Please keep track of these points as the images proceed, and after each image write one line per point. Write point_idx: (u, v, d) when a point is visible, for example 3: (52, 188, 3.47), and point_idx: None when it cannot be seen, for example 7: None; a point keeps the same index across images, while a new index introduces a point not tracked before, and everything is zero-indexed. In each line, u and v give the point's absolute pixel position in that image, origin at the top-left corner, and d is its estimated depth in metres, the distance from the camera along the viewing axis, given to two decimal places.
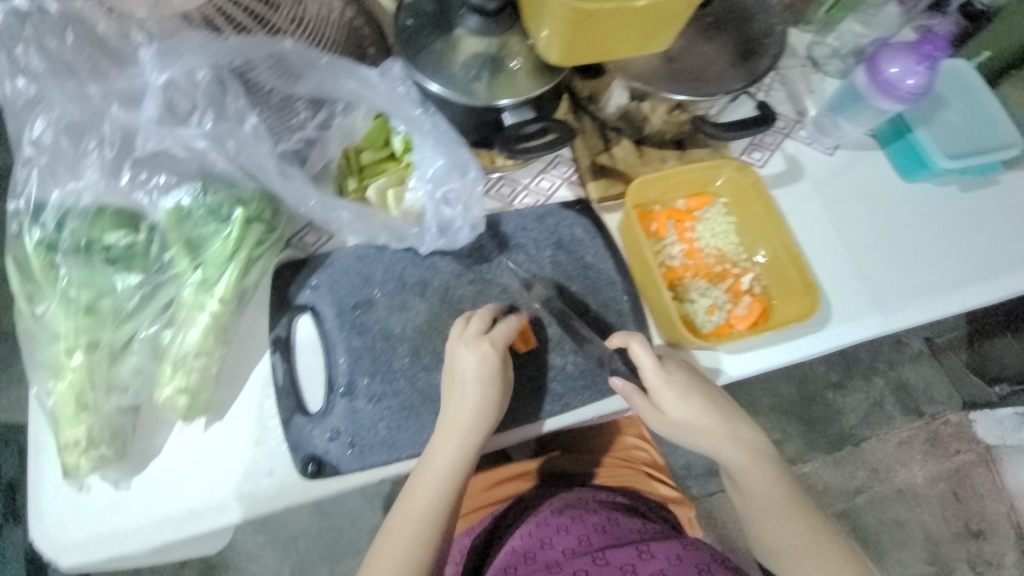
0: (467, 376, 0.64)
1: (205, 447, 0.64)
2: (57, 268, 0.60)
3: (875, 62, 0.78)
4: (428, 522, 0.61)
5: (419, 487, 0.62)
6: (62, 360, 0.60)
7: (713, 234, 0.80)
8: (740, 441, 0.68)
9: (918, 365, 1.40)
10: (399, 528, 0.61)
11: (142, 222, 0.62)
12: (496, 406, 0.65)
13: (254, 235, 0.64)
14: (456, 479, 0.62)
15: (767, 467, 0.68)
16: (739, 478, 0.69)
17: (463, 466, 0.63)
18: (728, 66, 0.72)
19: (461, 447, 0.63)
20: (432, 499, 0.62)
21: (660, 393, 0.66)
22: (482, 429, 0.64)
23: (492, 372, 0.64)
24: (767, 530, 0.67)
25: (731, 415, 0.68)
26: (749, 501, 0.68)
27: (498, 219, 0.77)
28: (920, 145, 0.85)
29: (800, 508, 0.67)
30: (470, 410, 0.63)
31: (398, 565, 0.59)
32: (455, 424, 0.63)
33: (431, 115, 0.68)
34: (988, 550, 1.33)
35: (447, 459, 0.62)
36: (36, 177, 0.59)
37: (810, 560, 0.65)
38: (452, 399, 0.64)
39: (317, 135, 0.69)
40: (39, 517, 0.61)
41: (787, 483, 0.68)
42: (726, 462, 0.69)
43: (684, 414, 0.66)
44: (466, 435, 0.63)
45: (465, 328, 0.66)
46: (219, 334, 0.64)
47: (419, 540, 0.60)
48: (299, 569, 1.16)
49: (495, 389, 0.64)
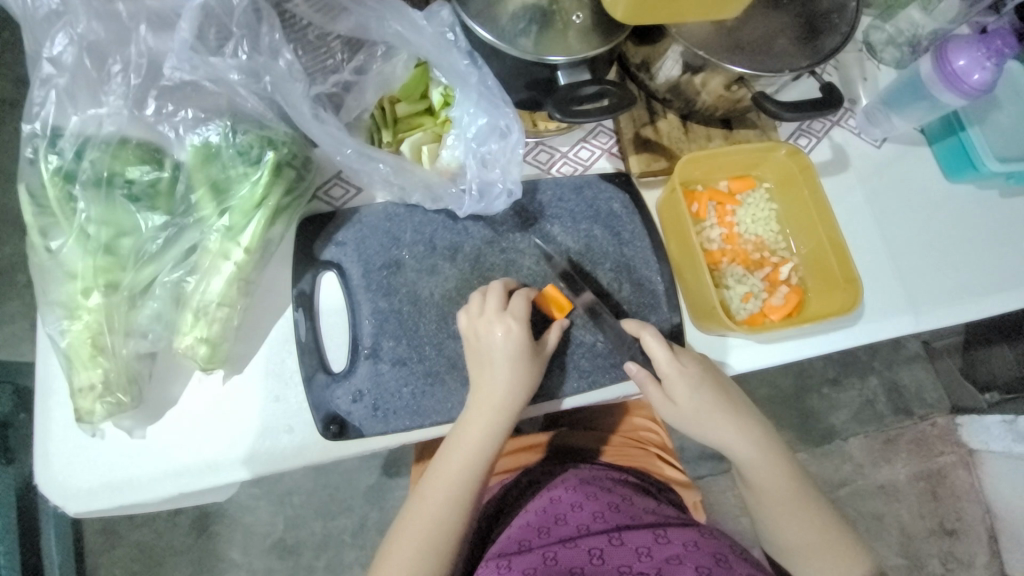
0: (494, 354, 0.62)
1: (223, 400, 0.62)
2: (74, 202, 0.56)
3: (943, 53, 0.74)
4: (454, 501, 0.60)
5: (447, 461, 0.61)
6: (78, 300, 0.57)
7: (754, 220, 0.77)
8: (751, 435, 0.67)
9: (912, 367, 1.33)
10: (421, 509, 0.60)
11: (167, 159, 0.58)
12: (527, 385, 0.63)
13: (284, 182, 0.61)
14: (483, 457, 0.61)
15: (778, 461, 0.67)
16: (749, 474, 0.67)
17: (489, 445, 0.62)
18: (794, 41, 0.66)
19: (491, 426, 0.61)
20: (464, 473, 0.60)
21: (673, 383, 0.65)
22: (516, 403, 0.62)
23: (523, 350, 0.63)
24: (778, 526, 0.66)
25: (741, 408, 0.68)
26: (759, 496, 0.67)
27: (536, 186, 0.74)
28: (970, 143, 0.81)
29: (810, 503, 0.66)
30: (503, 385, 0.61)
31: (425, 538, 0.58)
32: (486, 403, 0.62)
33: (478, 68, 0.64)
34: (960, 550, 1.28)
35: (476, 433, 0.61)
36: (54, 99, 0.54)
37: (819, 558, 0.64)
38: (483, 374, 0.62)
39: (354, 80, 0.64)
40: (49, 460, 0.59)
41: (798, 477, 0.67)
42: (735, 457, 0.67)
43: (697, 405, 0.65)
44: (492, 412, 0.62)
45: (486, 302, 0.63)
46: (242, 284, 0.61)
47: (454, 511, 0.59)
48: (292, 523, 1.15)
49: (525, 363, 0.63)
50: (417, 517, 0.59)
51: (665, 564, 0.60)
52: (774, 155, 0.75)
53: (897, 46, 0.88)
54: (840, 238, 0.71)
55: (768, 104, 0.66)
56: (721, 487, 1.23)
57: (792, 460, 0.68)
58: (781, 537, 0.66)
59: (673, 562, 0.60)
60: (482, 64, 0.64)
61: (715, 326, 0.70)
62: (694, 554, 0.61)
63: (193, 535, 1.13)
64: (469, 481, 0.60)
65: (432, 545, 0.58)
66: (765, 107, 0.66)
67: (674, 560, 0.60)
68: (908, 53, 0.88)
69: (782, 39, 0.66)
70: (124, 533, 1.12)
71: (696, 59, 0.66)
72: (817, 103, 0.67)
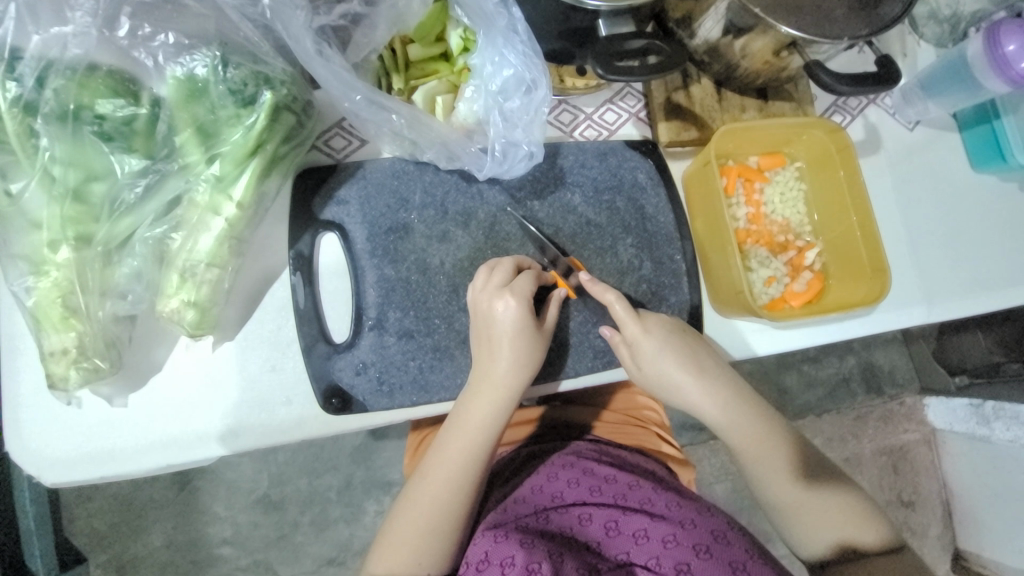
0: (496, 331, 0.58)
1: (213, 367, 0.57)
2: (36, 138, 0.48)
3: (997, 33, 0.68)
4: (457, 484, 0.57)
5: (449, 442, 0.58)
6: (45, 253, 0.50)
7: (781, 200, 0.73)
8: (710, 393, 0.64)
9: (889, 349, 1.36)
10: (421, 492, 0.57)
11: (143, 93, 0.50)
12: (531, 364, 0.59)
13: (283, 128, 0.54)
14: (487, 439, 0.58)
15: (742, 407, 0.66)
16: (719, 431, 0.66)
17: (493, 427, 0.58)
18: (853, 5, 0.60)
19: (494, 407, 0.58)
20: (466, 454, 0.57)
21: (641, 347, 0.63)
22: (519, 384, 0.58)
23: (528, 328, 0.58)
24: (764, 480, 0.65)
25: (709, 368, 0.65)
26: (738, 452, 0.66)
27: (558, 149, 0.68)
28: (1004, 134, 0.77)
29: (783, 457, 0.65)
30: (507, 366, 0.58)
31: (425, 519, 0.56)
32: (488, 383, 0.58)
33: (508, 9, 0.55)
34: (916, 521, 1.35)
35: (479, 416, 0.58)
36: (14, 14, 0.45)
37: (807, 510, 0.64)
38: (486, 353, 0.58)
39: (364, 12, 0.55)
40: (16, 428, 0.54)
41: (774, 429, 0.66)
42: (709, 420, 0.66)
43: (670, 367, 0.63)
44: (499, 392, 0.58)
45: (485, 277, 0.59)
46: (233, 244, 0.55)
47: (453, 492, 0.57)
48: (276, 480, 1.13)
49: (528, 341, 0.59)
50: (420, 498, 0.57)
51: (664, 545, 0.59)
52: (811, 132, 0.71)
53: (939, 22, 0.82)
54: (874, 224, 0.67)
55: (819, 74, 0.60)
56: (700, 457, 1.25)
57: (768, 420, 0.66)
58: (770, 493, 0.65)
59: (671, 543, 0.59)
60: (512, 5, 0.55)
61: (736, 310, 0.67)
62: (691, 532, 0.60)
63: (173, 491, 1.10)
64: (473, 464, 0.57)
65: (432, 530, 0.56)
66: (816, 76, 0.61)
67: (671, 539, 0.59)
68: (949, 31, 0.82)
69: (841, 2, 0.59)
70: (101, 487, 1.09)
71: (748, 18, 0.59)
72: (872, 77, 0.62)
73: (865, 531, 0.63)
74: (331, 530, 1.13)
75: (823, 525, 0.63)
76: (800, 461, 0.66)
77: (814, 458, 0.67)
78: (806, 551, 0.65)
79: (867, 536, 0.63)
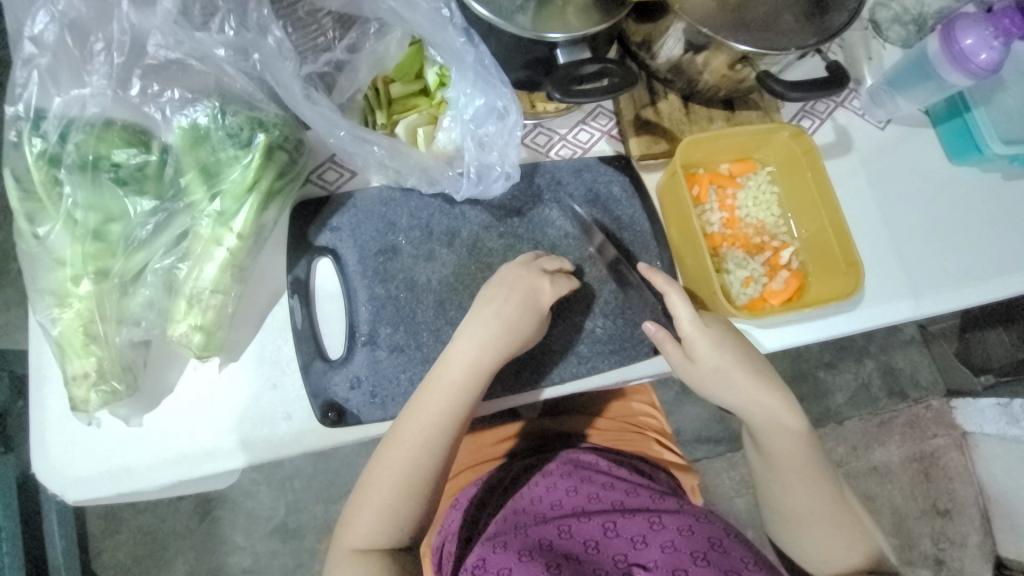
0: (494, 289, 0.62)
1: (220, 386, 0.62)
2: (60, 186, 0.55)
3: (952, 31, 0.71)
4: (439, 425, 0.59)
5: (436, 383, 0.60)
6: (68, 288, 0.56)
7: (755, 203, 0.76)
8: (762, 399, 0.65)
9: (908, 351, 1.33)
10: (404, 430, 0.59)
11: (153, 142, 0.57)
12: (512, 321, 0.61)
13: (277, 165, 0.60)
14: (474, 384, 0.60)
15: (794, 424, 0.65)
16: (763, 439, 0.66)
17: (480, 374, 0.60)
18: (800, 17, 0.64)
19: (483, 355, 0.60)
20: (449, 395, 0.59)
21: (695, 347, 0.64)
22: (508, 339, 0.61)
23: (512, 286, 0.62)
24: (788, 496, 0.66)
25: (765, 375, 0.66)
26: (770, 464, 0.67)
27: (534, 169, 0.72)
28: (977, 126, 0.79)
29: (820, 482, 0.66)
30: (497, 321, 0.61)
31: (402, 453, 0.58)
32: (469, 337, 0.60)
33: (475, 46, 0.61)
34: (953, 530, 1.29)
35: (467, 361, 0.60)
36: (37, 81, 0.52)
37: (820, 532, 0.66)
38: (481, 308, 0.61)
39: (347, 59, 0.62)
40: (43, 451, 0.59)
41: (815, 451, 0.66)
42: (753, 426, 0.66)
43: (718, 368, 0.64)
44: (487, 343, 0.60)
45: (514, 265, 0.63)
46: (235, 271, 0.60)
47: (434, 431, 0.59)
48: (293, 507, 1.16)
49: (522, 301, 0.62)
50: (401, 433, 0.59)
51: (661, 550, 0.60)
52: (776, 136, 0.74)
53: (903, 24, 0.85)
54: (843, 220, 0.70)
55: (772, 84, 0.64)
56: (717, 470, 1.24)
57: (813, 442, 0.66)
58: (783, 503, 0.67)
59: (668, 548, 0.60)
60: (479, 43, 0.61)
61: (713, 311, 0.70)
62: (688, 538, 0.61)
63: (196, 520, 1.14)
64: (456, 407, 0.59)
65: (409, 465, 0.58)
66: (768, 86, 0.65)
67: (669, 545, 0.60)
68: (913, 32, 0.85)
69: (789, 15, 0.63)
70: (126, 518, 1.13)
71: (699, 37, 0.63)
72: (824, 82, 0.65)
73: (862, 556, 0.65)
74: None
75: (821, 541, 0.66)
76: (828, 484, 0.66)
77: (841, 484, 0.68)
78: (797, 558, 0.68)
79: (860, 561, 0.65)
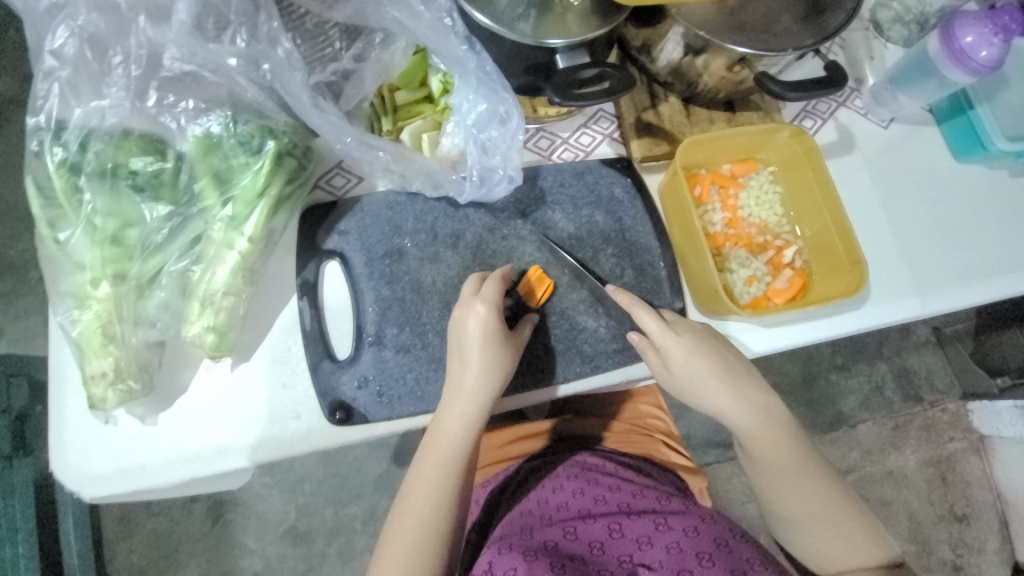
0: (467, 341, 0.61)
1: (232, 387, 0.63)
2: (80, 194, 0.57)
3: (951, 29, 0.71)
4: (439, 492, 0.60)
5: (431, 451, 0.61)
6: (87, 290, 0.58)
7: (757, 204, 0.76)
8: (740, 404, 0.65)
9: (922, 353, 1.32)
10: (407, 506, 0.60)
11: (169, 150, 0.59)
12: (502, 371, 0.62)
13: (286, 171, 0.62)
14: (463, 443, 0.61)
15: (777, 426, 0.65)
16: (747, 442, 0.66)
17: (468, 432, 0.61)
18: (797, 18, 0.65)
19: (469, 411, 0.61)
20: (445, 461, 0.60)
21: (671, 355, 0.65)
22: (491, 391, 0.61)
23: (500, 337, 0.61)
24: (782, 497, 0.65)
25: (741, 378, 0.65)
26: (759, 466, 0.66)
27: (537, 172, 0.74)
28: (981, 123, 0.79)
29: (814, 479, 0.65)
30: (477, 373, 0.61)
31: (412, 525, 0.59)
32: (463, 392, 0.61)
33: (476, 53, 0.63)
34: (971, 536, 1.27)
35: (456, 422, 0.61)
36: (57, 92, 0.55)
37: (820, 532, 0.64)
38: (459, 364, 0.62)
39: (353, 67, 0.64)
40: (61, 450, 0.61)
41: (800, 446, 0.65)
42: (734, 429, 0.66)
43: (693, 377, 0.64)
44: (472, 399, 0.61)
45: (476, 297, 0.62)
46: (247, 274, 0.62)
47: (437, 498, 0.60)
48: (303, 511, 1.17)
49: (499, 347, 0.62)
50: (405, 509, 0.60)
51: (666, 551, 0.60)
52: (777, 136, 0.75)
53: (904, 24, 0.86)
54: (846, 220, 0.70)
55: (770, 85, 0.65)
56: (728, 474, 1.23)
57: (797, 438, 0.66)
58: (785, 508, 0.65)
59: (673, 549, 0.60)
60: (480, 50, 0.63)
61: (717, 310, 0.70)
62: (693, 539, 0.61)
63: (208, 523, 1.16)
64: (454, 472, 0.60)
65: (422, 540, 0.58)
66: (767, 87, 0.65)
67: (674, 546, 0.60)
68: (915, 31, 0.86)
69: (785, 17, 0.64)
70: (141, 521, 1.16)
71: (698, 40, 0.65)
72: (822, 82, 0.66)
73: (871, 553, 0.63)
74: (357, 559, 1.16)
75: (825, 542, 0.64)
76: (823, 481, 0.65)
77: (838, 479, 0.66)
78: (812, 564, 0.66)
79: (875, 561, 0.63)
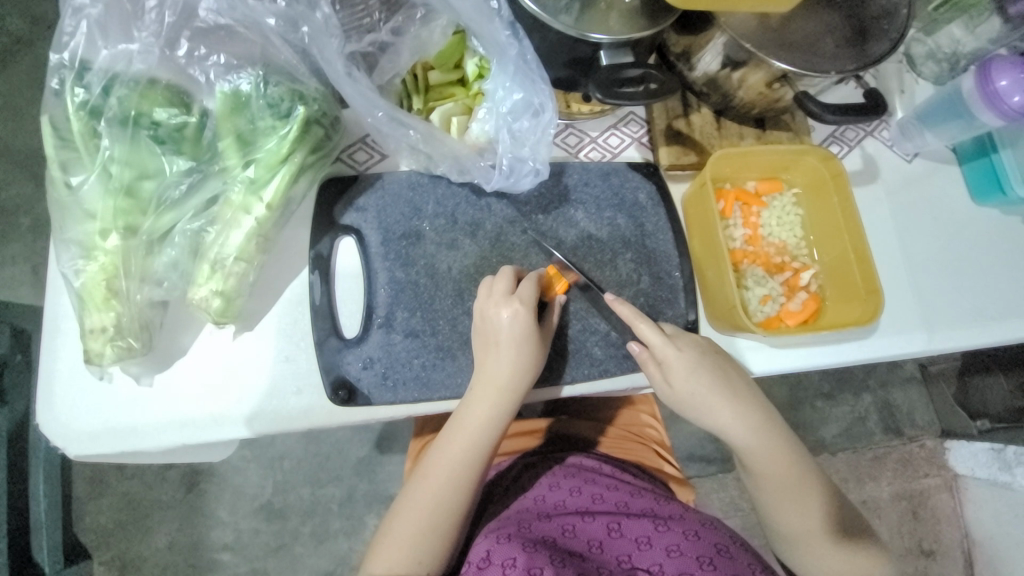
0: (502, 337, 0.61)
1: (232, 355, 0.61)
2: (98, 139, 0.55)
3: (988, 71, 0.71)
4: (455, 483, 0.59)
5: (451, 439, 0.60)
6: (95, 240, 0.56)
7: (779, 223, 0.76)
8: (742, 421, 0.65)
9: (907, 389, 1.33)
10: (421, 493, 0.59)
11: (194, 104, 0.57)
12: (532, 370, 0.61)
13: (312, 140, 0.60)
14: (488, 436, 0.60)
15: (779, 443, 0.65)
16: (746, 458, 0.66)
17: (494, 426, 0.61)
18: (840, 42, 0.64)
19: (496, 406, 0.60)
20: (465, 451, 0.60)
21: (671, 368, 0.64)
22: (518, 388, 0.61)
23: (532, 336, 0.61)
24: (780, 511, 0.65)
25: (741, 395, 0.65)
26: (759, 481, 0.66)
27: (563, 169, 0.73)
28: (1002, 167, 0.79)
29: (812, 494, 0.65)
30: (507, 369, 0.60)
31: (424, 513, 0.58)
32: (490, 387, 0.60)
33: (519, 41, 0.61)
34: (936, 571, 1.29)
35: (480, 415, 0.60)
36: (85, 31, 0.53)
37: (818, 547, 0.64)
38: (488, 357, 0.61)
39: (391, 41, 0.62)
40: (49, 403, 0.59)
41: (800, 462, 0.65)
42: (734, 445, 0.66)
43: (697, 394, 0.64)
44: (499, 394, 0.60)
45: (507, 292, 0.62)
46: (261, 241, 0.60)
47: (452, 488, 0.59)
48: (280, 487, 1.15)
49: (531, 347, 0.61)
50: (418, 495, 0.59)
51: (666, 554, 0.60)
52: (805, 158, 0.74)
53: (936, 61, 0.85)
54: (865, 246, 0.70)
55: (809, 105, 0.64)
56: (708, 489, 1.24)
57: (798, 453, 0.66)
58: (782, 524, 0.66)
59: (674, 552, 0.60)
60: (523, 37, 0.61)
61: (729, 326, 0.70)
62: (694, 543, 0.61)
63: (182, 491, 1.14)
64: (473, 465, 0.60)
65: (432, 529, 0.58)
66: (805, 106, 0.65)
67: (675, 549, 0.60)
68: (948, 70, 0.85)
69: (829, 39, 0.64)
70: (113, 483, 1.13)
71: (741, 52, 0.64)
72: (860, 108, 0.65)
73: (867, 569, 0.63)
74: (331, 541, 1.14)
75: (823, 557, 0.64)
76: (819, 495, 0.65)
77: (835, 493, 0.66)
78: None
79: None
